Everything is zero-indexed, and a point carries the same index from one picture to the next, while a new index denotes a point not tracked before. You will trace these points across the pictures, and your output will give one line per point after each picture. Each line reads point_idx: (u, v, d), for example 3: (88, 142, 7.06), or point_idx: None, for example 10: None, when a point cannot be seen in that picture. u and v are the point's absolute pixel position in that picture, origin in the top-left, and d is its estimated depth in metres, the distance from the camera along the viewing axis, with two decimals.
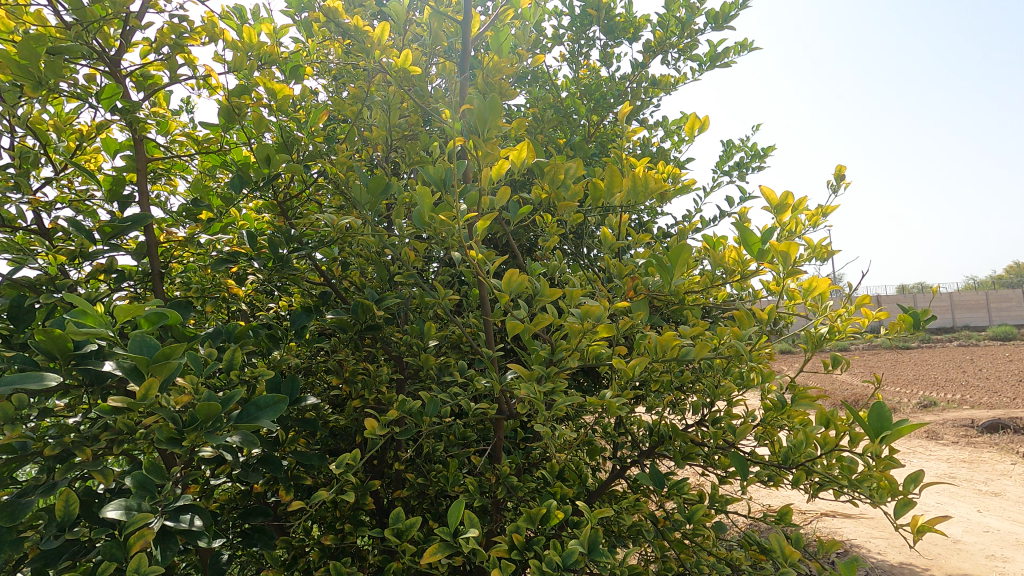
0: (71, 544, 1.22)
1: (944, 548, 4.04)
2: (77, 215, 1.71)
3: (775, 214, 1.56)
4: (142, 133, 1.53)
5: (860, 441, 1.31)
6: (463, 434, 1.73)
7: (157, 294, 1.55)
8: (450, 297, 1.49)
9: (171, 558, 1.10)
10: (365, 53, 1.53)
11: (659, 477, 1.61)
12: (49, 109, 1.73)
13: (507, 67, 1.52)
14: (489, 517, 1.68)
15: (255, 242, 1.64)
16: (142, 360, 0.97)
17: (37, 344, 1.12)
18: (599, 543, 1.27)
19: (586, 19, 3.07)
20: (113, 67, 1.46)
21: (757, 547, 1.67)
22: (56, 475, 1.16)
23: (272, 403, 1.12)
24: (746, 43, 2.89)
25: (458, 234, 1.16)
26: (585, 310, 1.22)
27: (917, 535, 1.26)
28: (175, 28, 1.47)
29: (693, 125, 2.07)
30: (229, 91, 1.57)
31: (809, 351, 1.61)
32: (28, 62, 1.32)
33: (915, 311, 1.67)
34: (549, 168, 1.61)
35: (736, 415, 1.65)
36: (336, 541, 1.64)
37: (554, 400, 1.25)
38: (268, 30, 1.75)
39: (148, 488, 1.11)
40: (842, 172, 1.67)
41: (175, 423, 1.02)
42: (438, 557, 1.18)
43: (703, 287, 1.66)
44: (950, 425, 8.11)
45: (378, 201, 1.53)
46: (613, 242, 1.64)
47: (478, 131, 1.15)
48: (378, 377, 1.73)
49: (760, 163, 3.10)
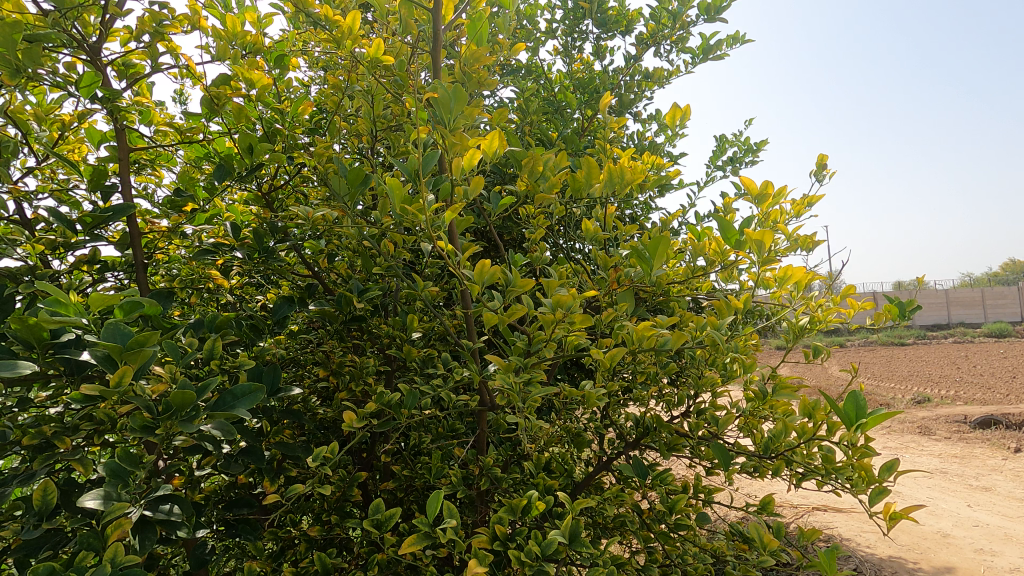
0: (53, 534, 1.21)
1: (933, 543, 4.04)
2: (60, 205, 1.70)
3: (756, 205, 1.56)
4: (124, 122, 1.48)
5: (838, 431, 1.32)
6: (452, 426, 1.76)
7: (139, 285, 1.53)
8: (432, 289, 1.47)
9: (151, 547, 1.11)
10: (337, 44, 1.56)
11: (642, 467, 1.62)
12: (32, 99, 1.72)
13: (486, 56, 1.49)
14: (475, 508, 1.67)
15: (238, 234, 1.61)
16: (114, 348, 0.94)
17: (15, 334, 1.10)
18: (581, 533, 1.23)
19: (580, 12, 3.05)
20: (93, 56, 1.42)
21: (741, 536, 1.66)
22: (33, 467, 1.14)
23: (248, 393, 1.09)
24: (739, 35, 2.88)
25: (429, 224, 1.16)
26: (557, 300, 1.21)
27: (892, 522, 1.26)
28: (154, 16, 1.44)
29: (677, 115, 2.06)
30: (209, 81, 1.53)
31: (792, 343, 1.62)
32: (5, 49, 1.25)
33: (901, 301, 1.65)
34: (527, 160, 1.64)
35: (722, 407, 1.63)
36: (323, 531, 1.62)
37: (531, 391, 1.24)
38: (252, 19, 1.72)
39: (122, 477, 1.06)
40: (824, 161, 1.67)
41: (150, 412, 1.00)
42: (415, 547, 1.18)
43: (685, 279, 1.66)
44: (943, 422, 8.12)
45: (357, 193, 1.49)
46: (596, 233, 1.59)
47: (445, 121, 1.16)
48: (365, 368, 1.69)
49: (753, 158, 3.10)
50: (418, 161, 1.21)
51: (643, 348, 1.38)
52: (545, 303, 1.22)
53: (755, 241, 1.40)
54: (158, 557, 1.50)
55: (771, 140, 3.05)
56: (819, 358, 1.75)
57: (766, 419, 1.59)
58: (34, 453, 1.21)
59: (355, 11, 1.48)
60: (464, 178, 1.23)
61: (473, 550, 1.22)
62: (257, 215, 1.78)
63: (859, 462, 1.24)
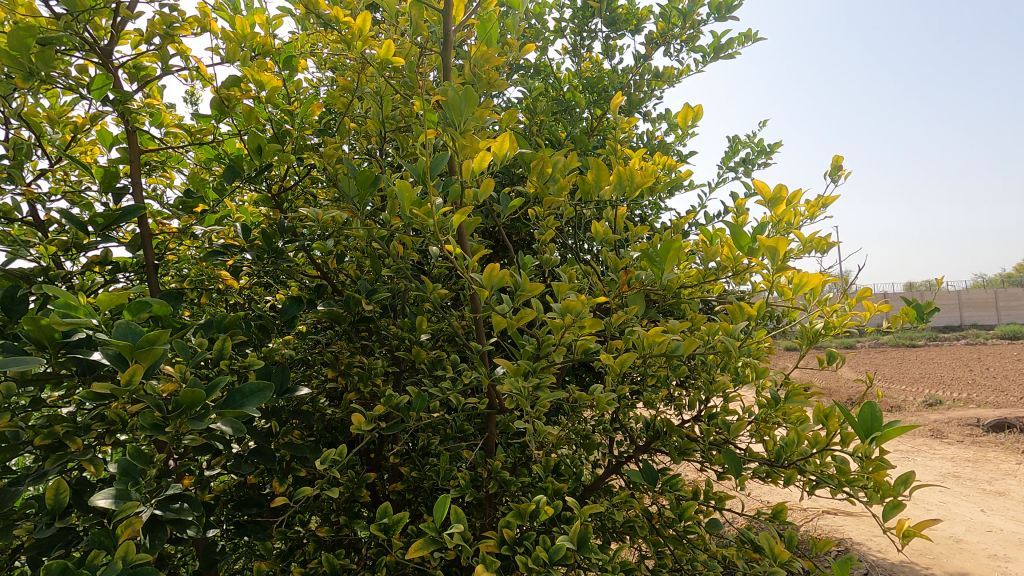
0: (65, 534, 1.20)
1: (946, 548, 4.00)
2: (72, 206, 1.69)
3: (770, 208, 1.55)
4: (136, 124, 1.48)
5: (852, 441, 1.27)
6: (461, 428, 1.74)
7: (150, 286, 1.53)
8: (441, 292, 1.45)
9: (162, 546, 1.10)
10: (347, 45, 1.56)
11: (651, 473, 1.59)
12: (45, 101, 1.72)
13: (495, 56, 1.47)
14: (483, 511, 1.66)
15: (248, 235, 1.63)
16: (125, 346, 0.93)
17: (26, 334, 1.09)
18: (590, 540, 1.22)
19: (589, 12, 3.03)
20: (105, 59, 1.41)
21: (751, 544, 1.62)
22: (44, 467, 1.13)
23: (258, 390, 1.09)
24: (751, 34, 2.85)
25: (436, 227, 1.15)
26: (566, 306, 1.19)
27: (905, 540, 1.23)
28: (165, 18, 1.43)
29: (689, 115, 2.03)
30: (219, 82, 1.51)
31: (806, 348, 1.59)
32: (18, 53, 1.25)
33: (919, 303, 1.61)
34: (536, 162, 1.63)
35: (733, 412, 1.58)
36: (332, 532, 1.61)
37: (540, 396, 1.23)
38: (262, 19, 1.71)
39: (131, 474, 1.06)
40: (839, 162, 1.65)
41: (160, 411, 0.98)
42: (423, 551, 1.16)
43: (697, 283, 1.64)
44: (956, 425, 8.00)
45: (367, 194, 1.48)
46: (606, 235, 1.57)
47: (454, 124, 1.16)
48: (373, 369, 1.70)
49: (766, 159, 3.07)
50: (427, 164, 1.20)
51: (654, 352, 1.37)
52: (555, 309, 1.20)
53: (768, 247, 1.37)
54: (168, 558, 1.49)
55: (783, 141, 3.01)
56: (833, 365, 1.71)
57: (779, 424, 1.57)
58: (45, 452, 1.20)
59: (366, 12, 1.49)
60: (474, 180, 1.22)
61: (481, 556, 1.20)
62: (268, 217, 1.78)
63: (874, 472, 1.20)
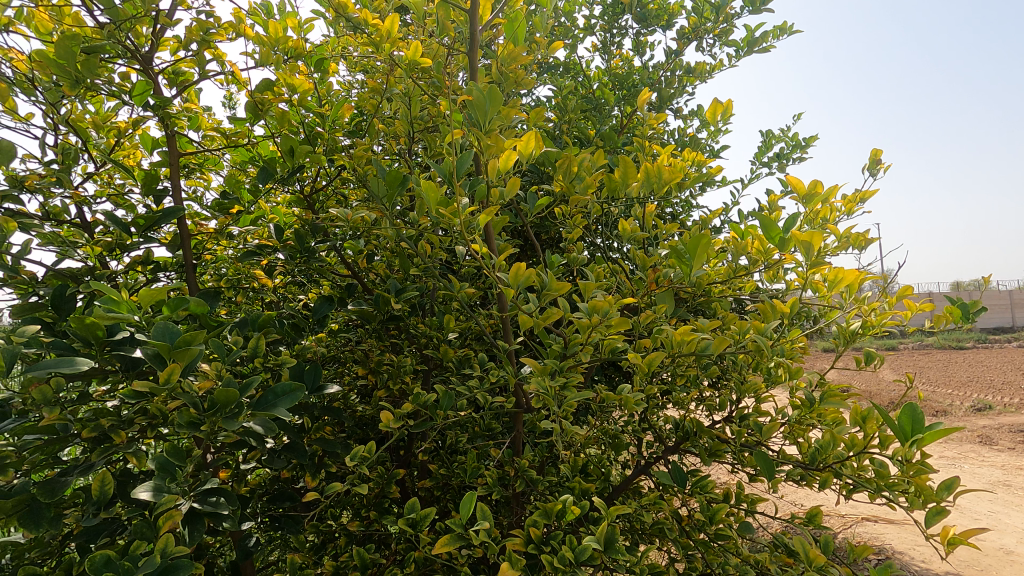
0: (110, 523, 1.25)
1: (995, 560, 3.81)
2: (116, 208, 1.76)
3: (804, 204, 1.50)
4: (175, 128, 1.53)
5: (892, 443, 1.22)
6: (488, 426, 1.73)
7: (189, 285, 1.58)
8: (468, 290, 1.46)
9: (201, 538, 1.14)
10: (375, 47, 1.58)
11: (681, 475, 1.57)
12: (92, 108, 1.80)
13: (522, 55, 1.47)
14: (510, 509, 1.66)
15: (281, 236, 1.68)
16: (163, 346, 0.96)
17: (73, 331, 1.14)
18: (616, 541, 1.20)
19: (618, 8, 2.99)
20: (146, 65, 1.46)
21: (785, 549, 1.58)
22: (91, 458, 1.17)
23: (289, 391, 1.12)
24: (786, 25, 2.76)
25: (463, 227, 1.15)
26: (592, 305, 1.18)
27: (950, 548, 1.16)
28: (201, 25, 1.47)
29: (720, 109, 1.98)
30: (252, 87, 1.55)
31: (842, 348, 1.53)
32: (66, 62, 1.31)
33: (965, 302, 1.53)
34: (561, 161, 1.62)
35: (766, 413, 1.54)
36: (361, 527, 1.64)
37: (567, 395, 1.22)
38: (294, 24, 1.74)
39: (169, 470, 1.09)
40: (879, 155, 1.58)
41: (196, 409, 1.02)
42: (449, 548, 1.17)
43: (727, 280, 1.60)
44: (1007, 431, 7.61)
45: (396, 194, 1.49)
46: (634, 233, 1.55)
47: (480, 123, 1.15)
48: (402, 367, 1.72)
49: (802, 154, 2.97)
50: (453, 163, 1.20)
51: (683, 352, 1.34)
52: (582, 309, 1.19)
53: (802, 243, 1.33)
54: (206, 547, 1.54)
55: (820, 135, 2.91)
56: (871, 366, 1.65)
57: (814, 426, 1.53)
58: (92, 444, 1.26)
59: (393, 14, 1.50)
60: (500, 179, 1.22)
61: (507, 554, 1.20)
62: (300, 217, 1.82)
63: (915, 476, 1.15)
